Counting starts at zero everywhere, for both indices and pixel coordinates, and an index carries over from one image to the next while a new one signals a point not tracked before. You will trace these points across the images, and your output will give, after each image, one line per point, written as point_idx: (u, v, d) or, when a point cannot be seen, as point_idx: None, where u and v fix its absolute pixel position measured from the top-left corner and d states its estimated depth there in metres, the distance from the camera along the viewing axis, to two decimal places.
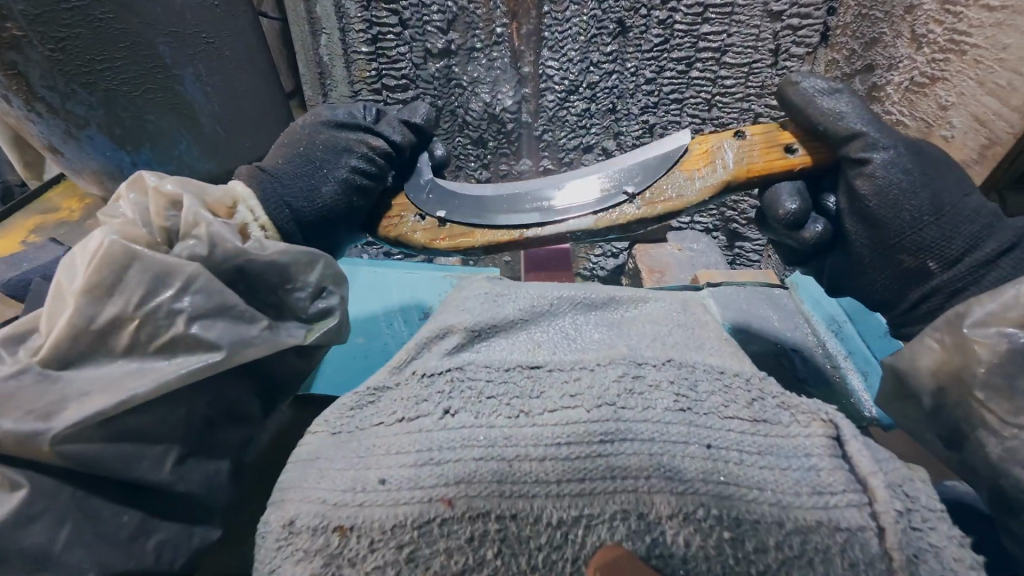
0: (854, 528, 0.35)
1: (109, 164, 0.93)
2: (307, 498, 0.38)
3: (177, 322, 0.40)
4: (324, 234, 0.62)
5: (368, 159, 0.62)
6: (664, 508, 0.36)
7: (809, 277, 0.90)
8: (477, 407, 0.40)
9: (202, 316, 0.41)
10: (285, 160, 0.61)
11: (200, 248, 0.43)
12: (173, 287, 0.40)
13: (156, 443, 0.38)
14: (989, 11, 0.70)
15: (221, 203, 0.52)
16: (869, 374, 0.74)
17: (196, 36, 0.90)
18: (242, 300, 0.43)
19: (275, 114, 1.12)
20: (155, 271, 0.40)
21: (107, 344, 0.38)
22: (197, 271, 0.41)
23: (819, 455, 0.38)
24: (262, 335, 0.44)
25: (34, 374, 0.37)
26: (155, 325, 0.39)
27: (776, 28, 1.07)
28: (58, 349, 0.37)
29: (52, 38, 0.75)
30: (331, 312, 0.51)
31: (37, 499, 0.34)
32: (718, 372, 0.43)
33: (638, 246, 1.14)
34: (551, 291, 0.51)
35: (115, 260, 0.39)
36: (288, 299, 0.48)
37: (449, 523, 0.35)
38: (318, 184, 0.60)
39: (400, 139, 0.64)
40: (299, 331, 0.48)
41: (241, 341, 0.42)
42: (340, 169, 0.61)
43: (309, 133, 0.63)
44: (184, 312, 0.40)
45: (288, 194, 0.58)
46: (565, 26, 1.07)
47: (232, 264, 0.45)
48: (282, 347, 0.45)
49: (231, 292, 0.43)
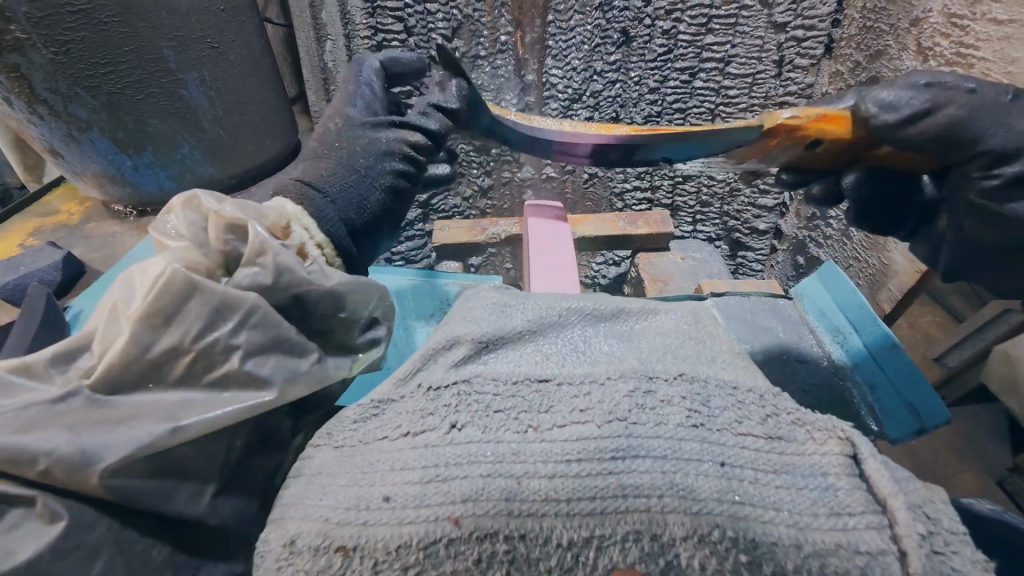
0: (874, 552, 0.34)
1: (109, 168, 1.00)
2: (307, 517, 0.37)
3: (232, 358, 0.39)
4: (380, 234, 0.66)
5: (410, 155, 0.69)
6: (678, 529, 0.35)
7: (814, 285, 0.86)
8: (484, 421, 0.39)
9: (256, 353, 0.40)
10: (330, 172, 0.62)
11: (264, 277, 0.43)
12: (232, 321, 0.39)
13: (189, 476, 0.37)
14: (997, 25, 0.71)
15: (277, 225, 0.50)
16: (877, 386, 0.73)
17: (200, 41, 0.92)
18: (294, 334, 0.42)
19: (278, 109, 1.15)
20: (215, 304, 0.39)
21: (160, 372, 0.37)
22: (256, 303, 0.40)
23: (835, 474, 0.37)
24: (312, 369, 0.43)
25: (84, 398, 0.36)
26: (210, 359, 0.38)
27: (780, 39, 1.07)
28: (109, 371, 0.36)
29: (56, 41, 0.79)
30: (379, 343, 0.51)
31: (73, 532, 0.33)
32: (731, 388, 0.42)
33: (642, 253, 1.10)
34: (558, 301, 0.50)
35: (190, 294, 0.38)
36: (340, 325, 0.48)
37: (456, 544, 0.34)
38: (365, 193, 0.63)
39: (437, 126, 0.73)
40: (346, 362, 0.48)
41: (292, 376, 0.41)
42: (382, 168, 0.66)
43: (349, 138, 0.66)
44: (240, 347, 0.39)
45: (342, 207, 0.60)
46: (569, 35, 1.08)
47: (291, 294, 0.44)
48: (330, 381, 0.45)
49: (288, 329, 0.42)
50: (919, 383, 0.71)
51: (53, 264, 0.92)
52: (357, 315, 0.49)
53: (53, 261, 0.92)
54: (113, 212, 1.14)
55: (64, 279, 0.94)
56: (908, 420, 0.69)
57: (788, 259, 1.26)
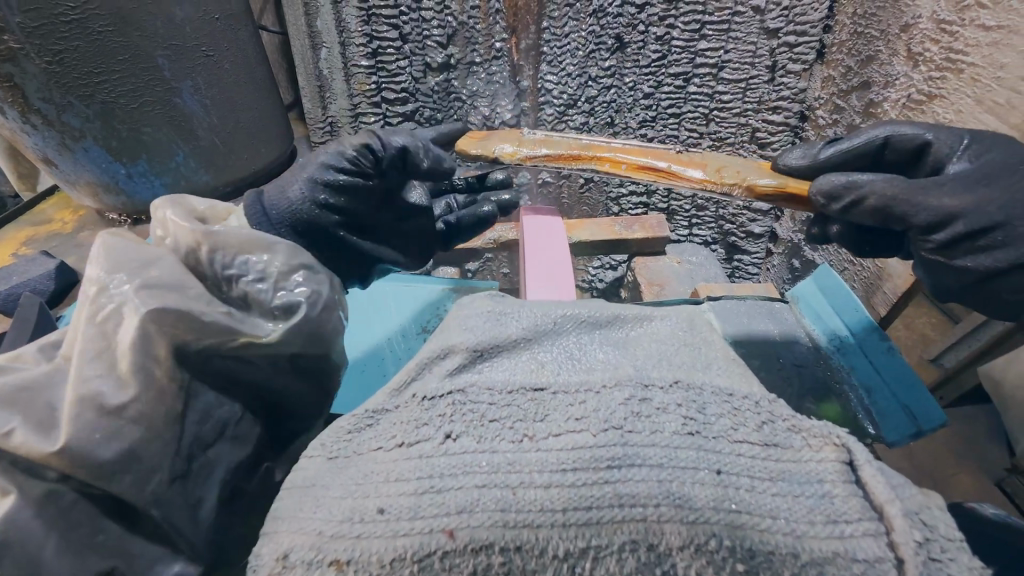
0: (871, 559, 0.34)
1: (103, 176, 1.01)
2: (301, 530, 0.37)
3: (129, 291, 0.42)
4: (316, 234, 0.67)
5: (344, 157, 0.67)
6: (675, 539, 0.34)
7: (809, 287, 0.87)
8: (479, 431, 0.39)
9: (154, 289, 0.43)
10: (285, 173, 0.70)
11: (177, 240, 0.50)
12: (132, 264, 0.44)
13: (140, 461, 0.38)
14: (986, 31, 0.72)
15: (217, 213, 0.58)
16: (874, 389, 0.73)
17: (196, 49, 0.95)
18: (193, 281, 0.46)
19: (274, 117, 1.16)
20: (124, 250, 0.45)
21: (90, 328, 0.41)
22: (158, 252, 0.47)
23: (831, 481, 0.37)
24: (216, 318, 0.45)
25: (54, 369, 0.40)
26: (105, 297, 0.42)
27: (773, 45, 1.07)
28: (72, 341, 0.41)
29: (50, 51, 0.81)
30: (296, 308, 0.50)
31: (28, 506, 0.35)
32: (726, 395, 0.42)
33: (636, 258, 1.11)
34: (554, 308, 0.50)
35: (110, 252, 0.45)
36: (251, 293, 0.50)
37: (451, 557, 0.34)
38: (290, 187, 0.66)
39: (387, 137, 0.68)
40: (265, 328, 0.49)
41: (189, 316, 0.43)
42: (314, 168, 0.67)
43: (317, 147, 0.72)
44: (138, 282, 0.43)
45: (267, 201, 0.66)
46: (563, 42, 1.09)
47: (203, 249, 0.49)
48: (237, 334, 0.46)
49: (190, 279, 0.47)
50: (912, 387, 0.71)
51: (46, 274, 0.91)
52: (263, 276, 0.51)
53: (47, 271, 0.92)
54: (108, 220, 1.15)
55: (58, 288, 0.93)
56: (904, 423, 0.69)
57: (783, 262, 1.26)
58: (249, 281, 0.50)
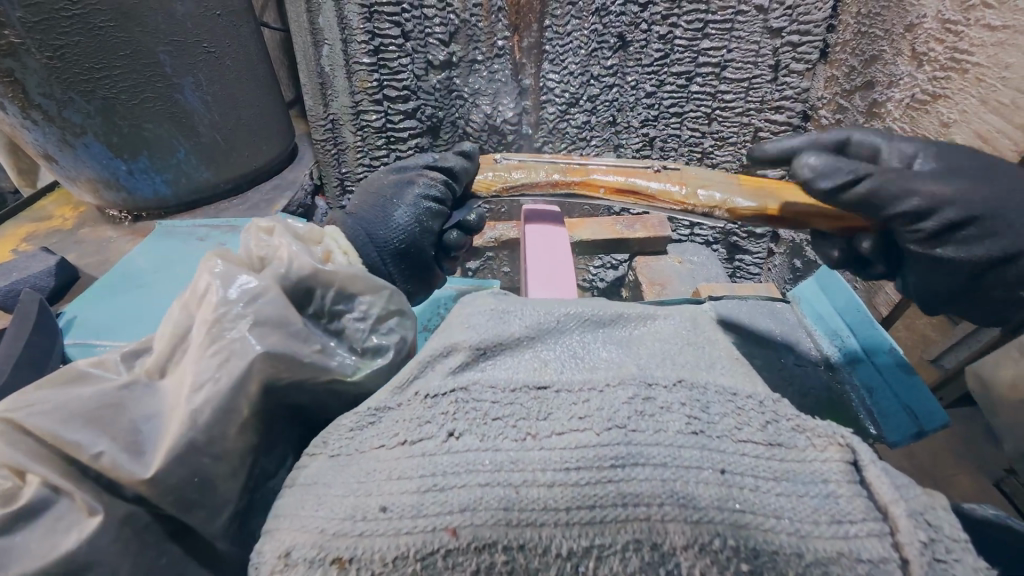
0: (876, 560, 0.34)
1: (103, 172, 1.01)
2: (303, 528, 0.36)
3: (238, 326, 0.39)
4: (407, 255, 0.75)
5: (431, 187, 0.79)
6: (679, 537, 0.34)
7: (810, 288, 0.87)
8: (482, 429, 0.39)
9: (260, 326, 0.40)
10: (366, 204, 0.78)
11: (280, 267, 0.45)
12: (245, 293, 0.41)
13: (214, 496, 0.38)
14: (991, 31, 0.72)
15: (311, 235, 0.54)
16: (875, 389, 0.73)
17: (196, 45, 0.97)
18: (298, 317, 0.42)
19: (273, 111, 1.20)
20: (226, 275, 0.42)
21: (187, 357, 0.39)
22: (266, 285, 0.42)
23: (836, 482, 0.37)
24: (313, 357, 0.42)
25: (142, 387, 0.39)
26: (219, 330, 0.39)
27: (776, 44, 1.07)
28: (161, 358, 0.40)
29: (50, 46, 0.82)
30: (382, 351, 0.47)
31: (107, 530, 0.35)
32: (730, 394, 0.42)
33: (637, 257, 1.12)
34: (557, 306, 0.50)
35: (223, 276, 0.42)
36: (346, 327, 0.47)
37: (454, 555, 0.34)
38: (391, 214, 0.75)
39: (457, 167, 0.81)
40: (350, 366, 0.45)
41: (291, 359, 0.40)
42: (409, 198, 0.78)
43: (381, 179, 0.81)
44: (246, 317, 0.40)
45: (371, 228, 0.74)
46: (566, 41, 1.08)
47: (306, 284, 0.45)
48: (326, 374, 0.43)
49: (293, 312, 0.42)
50: (913, 386, 0.71)
51: (46, 270, 0.91)
52: (364, 315, 0.47)
53: (47, 268, 0.91)
54: (108, 217, 1.14)
55: (58, 285, 0.92)
56: (906, 424, 0.68)
57: (785, 262, 1.26)
58: (351, 318, 0.47)
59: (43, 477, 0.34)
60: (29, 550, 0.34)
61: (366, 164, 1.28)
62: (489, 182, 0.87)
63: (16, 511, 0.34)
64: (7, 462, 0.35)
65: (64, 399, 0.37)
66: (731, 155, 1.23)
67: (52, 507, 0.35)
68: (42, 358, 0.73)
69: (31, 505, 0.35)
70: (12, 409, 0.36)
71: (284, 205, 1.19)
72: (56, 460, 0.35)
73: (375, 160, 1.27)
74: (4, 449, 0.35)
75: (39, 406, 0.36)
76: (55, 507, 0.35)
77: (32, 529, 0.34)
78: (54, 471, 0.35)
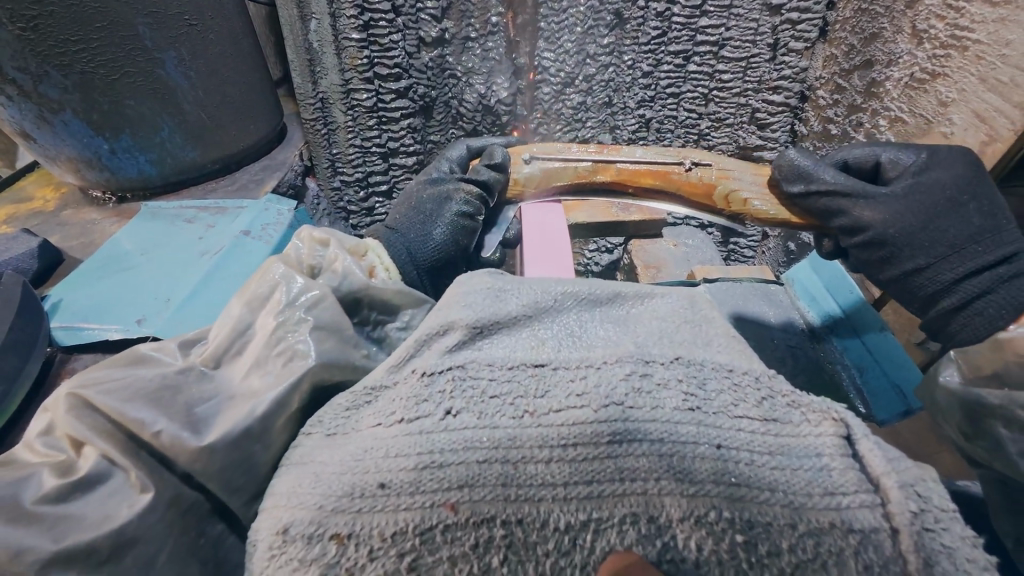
0: (868, 529, 0.34)
1: (85, 152, 0.98)
2: (301, 504, 0.36)
3: (302, 328, 0.45)
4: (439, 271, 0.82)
5: (466, 202, 0.83)
6: (675, 510, 0.35)
7: (805, 270, 0.88)
8: (479, 407, 0.38)
9: (319, 330, 0.46)
10: (405, 220, 0.83)
11: (335, 280, 0.52)
12: (309, 300, 0.47)
13: (256, 480, 0.42)
14: (992, 7, 0.71)
15: (355, 250, 0.61)
16: (865, 367, 0.74)
17: (176, 18, 0.94)
18: (349, 325, 0.48)
19: (259, 88, 1.17)
20: (284, 270, 0.49)
21: (250, 347, 0.46)
22: (324, 293, 0.48)
23: (829, 454, 0.37)
24: (362, 363, 0.48)
25: (197, 372, 0.44)
26: (285, 332, 0.45)
27: (774, 22, 1.05)
28: (219, 348, 0.45)
29: (23, 16, 0.79)
30: None
31: (154, 511, 0.38)
32: (726, 371, 0.42)
33: (632, 240, 1.12)
34: (553, 284, 0.49)
35: (286, 288, 0.48)
36: (388, 335, 0.54)
37: (452, 530, 0.34)
38: (430, 232, 0.81)
39: (491, 181, 0.82)
40: None
41: (345, 361, 0.46)
42: (446, 215, 0.82)
43: (419, 192, 0.86)
44: (308, 321, 0.46)
45: (411, 246, 0.79)
46: (562, 18, 1.06)
47: (359, 296, 0.52)
48: None
49: (346, 322, 0.48)
50: (902, 363, 0.71)
51: (28, 251, 0.89)
52: (408, 325, 0.55)
53: (30, 249, 0.89)
54: (90, 199, 1.11)
55: (41, 267, 0.90)
56: (895, 402, 0.69)
57: (779, 245, 1.27)
58: (393, 327, 0.54)
59: (103, 449, 0.38)
60: (82, 519, 0.36)
61: (357, 145, 1.25)
62: (521, 185, 0.83)
63: (75, 481, 0.37)
64: (73, 433, 0.39)
65: (131, 380, 0.42)
66: (728, 137, 1.22)
67: (108, 480, 0.38)
68: (25, 345, 0.72)
69: (89, 477, 0.38)
70: (82, 385, 0.41)
71: (273, 185, 1.16)
72: (116, 435, 0.39)
73: (367, 141, 1.24)
74: (72, 421, 0.39)
75: (109, 384, 0.41)
76: (112, 480, 0.38)
77: (91, 497, 0.37)
78: (114, 445, 0.39)
